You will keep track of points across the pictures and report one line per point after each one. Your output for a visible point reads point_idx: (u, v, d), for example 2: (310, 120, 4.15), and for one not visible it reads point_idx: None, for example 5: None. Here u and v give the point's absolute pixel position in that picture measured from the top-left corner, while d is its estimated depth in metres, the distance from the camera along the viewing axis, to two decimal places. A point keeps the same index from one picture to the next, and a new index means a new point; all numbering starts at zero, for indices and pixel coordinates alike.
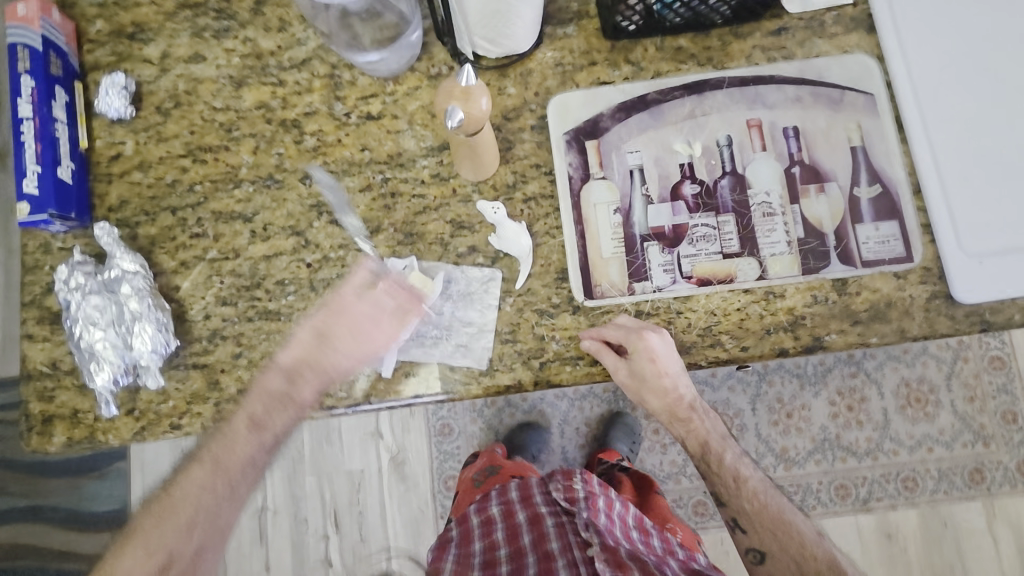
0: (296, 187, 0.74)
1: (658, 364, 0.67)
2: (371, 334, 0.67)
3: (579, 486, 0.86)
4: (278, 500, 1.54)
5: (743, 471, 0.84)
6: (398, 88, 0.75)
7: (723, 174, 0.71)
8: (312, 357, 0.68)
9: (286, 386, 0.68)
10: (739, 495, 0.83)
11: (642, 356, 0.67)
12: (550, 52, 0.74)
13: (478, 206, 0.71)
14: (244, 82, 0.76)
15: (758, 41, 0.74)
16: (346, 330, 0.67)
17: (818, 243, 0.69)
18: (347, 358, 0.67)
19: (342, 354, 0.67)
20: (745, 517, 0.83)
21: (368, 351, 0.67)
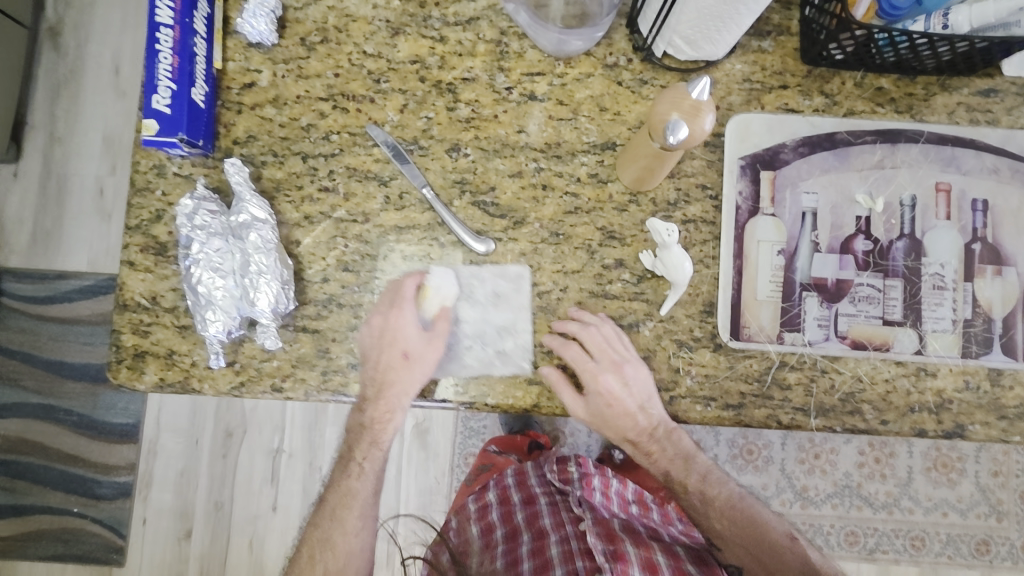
0: (440, 158, 0.68)
1: (614, 400, 0.66)
2: (407, 331, 0.65)
3: (573, 468, 0.87)
4: (296, 444, 1.43)
5: (714, 491, 0.75)
6: (569, 72, 0.69)
7: (901, 236, 0.66)
8: (373, 369, 0.65)
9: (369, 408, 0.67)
10: (708, 515, 0.75)
11: (600, 391, 0.65)
12: (740, 64, 0.68)
13: (651, 222, 0.63)
14: (401, 31, 0.69)
15: (964, 99, 0.68)
16: (381, 342, 0.65)
17: (984, 328, 0.65)
18: (399, 355, 0.65)
19: (389, 357, 0.65)
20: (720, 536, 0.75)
21: (422, 345, 0.64)
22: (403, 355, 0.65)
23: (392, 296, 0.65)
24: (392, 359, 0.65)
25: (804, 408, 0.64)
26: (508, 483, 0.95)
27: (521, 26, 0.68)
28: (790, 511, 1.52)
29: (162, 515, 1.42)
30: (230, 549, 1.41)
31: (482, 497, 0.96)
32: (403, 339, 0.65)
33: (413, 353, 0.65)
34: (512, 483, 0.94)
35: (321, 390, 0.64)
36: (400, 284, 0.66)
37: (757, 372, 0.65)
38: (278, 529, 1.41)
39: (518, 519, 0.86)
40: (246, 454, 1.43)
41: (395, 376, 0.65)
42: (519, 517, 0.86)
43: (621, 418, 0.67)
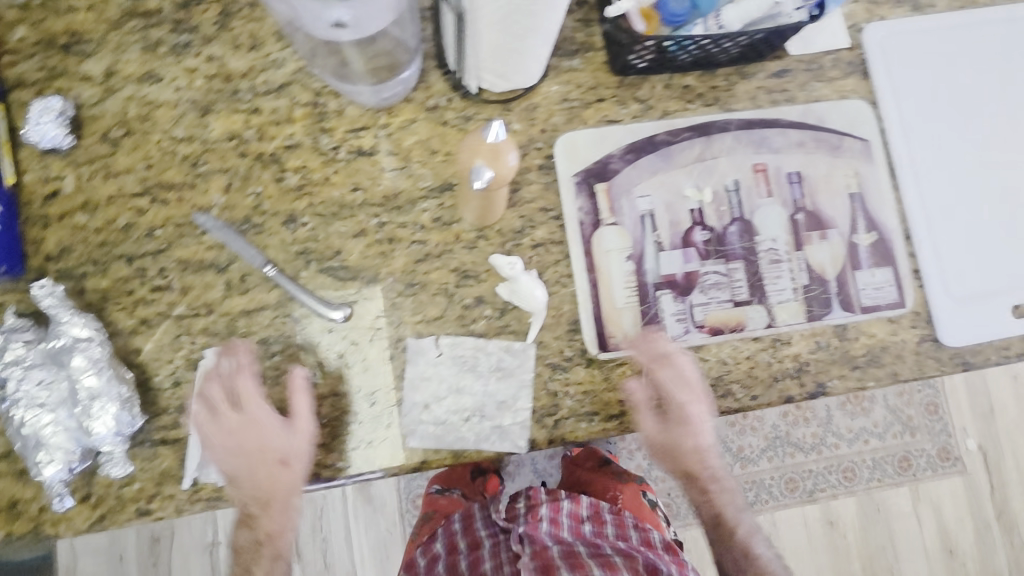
0: (278, 232, 0.65)
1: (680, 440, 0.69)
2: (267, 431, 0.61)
3: (522, 504, 0.86)
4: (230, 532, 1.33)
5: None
6: (394, 121, 0.68)
7: (733, 220, 0.70)
8: (254, 479, 0.63)
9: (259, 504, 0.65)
10: (747, 574, 0.78)
11: (678, 416, 0.67)
12: (556, 86, 0.71)
13: (494, 259, 0.65)
14: (210, 108, 0.66)
15: (762, 83, 0.73)
16: (229, 446, 0.61)
17: (821, 289, 0.70)
18: (278, 463, 0.62)
19: (257, 467, 0.62)
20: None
21: (285, 433, 0.61)
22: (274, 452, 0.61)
23: (208, 394, 0.61)
24: (272, 467, 0.62)
25: (680, 401, 0.67)
26: (455, 530, 0.92)
27: (333, 84, 0.67)
28: None
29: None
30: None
31: (430, 549, 0.91)
32: (261, 437, 0.62)
33: (278, 456, 0.61)
34: (457, 531, 0.91)
35: (193, 501, 0.61)
36: (218, 371, 0.62)
37: (630, 377, 0.67)
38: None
39: (460, 567, 0.83)
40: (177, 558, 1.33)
41: (263, 480, 0.63)
42: (462, 565, 0.83)
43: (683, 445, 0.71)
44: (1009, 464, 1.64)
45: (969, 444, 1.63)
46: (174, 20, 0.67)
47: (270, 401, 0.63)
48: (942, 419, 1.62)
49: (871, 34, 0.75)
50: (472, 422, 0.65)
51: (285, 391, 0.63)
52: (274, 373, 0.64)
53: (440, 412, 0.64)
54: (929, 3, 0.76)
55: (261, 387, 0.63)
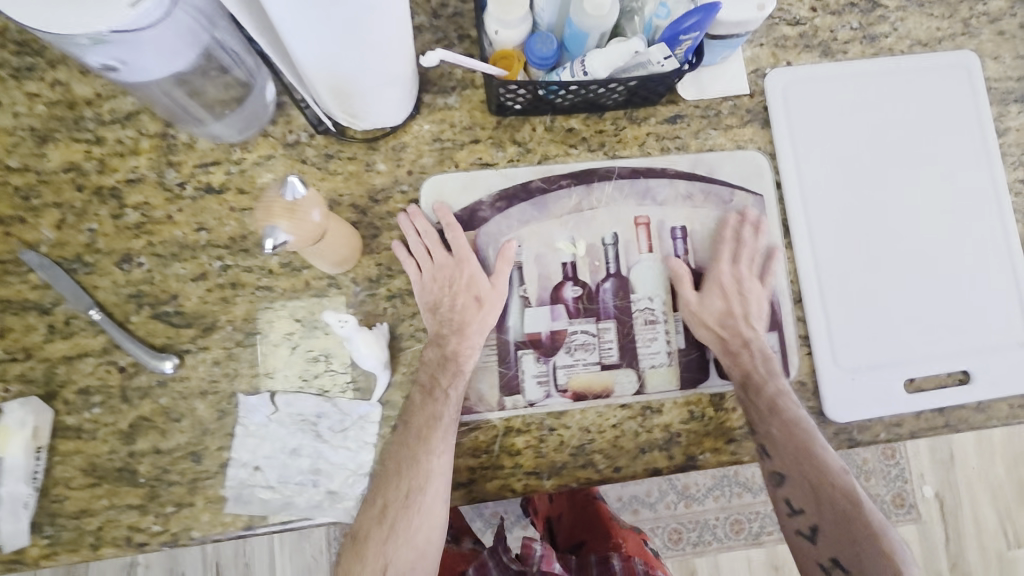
0: (110, 273, 0.61)
1: (746, 292, 0.66)
2: (471, 265, 0.63)
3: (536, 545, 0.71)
4: None
5: (803, 438, 0.62)
6: (247, 156, 0.63)
7: (607, 276, 0.65)
8: (450, 311, 0.62)
9: (439, 351, 0.61)
10: (789, 438, 0.62)
11: (748, 249, 0.66)
12: (428, 124, 0.66)
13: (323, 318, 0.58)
14: (49, 137, 0.62)
15: (653, 128, 0.68)
16: (443, 281, 0.63)
17: (698, 354, 0.65)
18: (471, 300, 0.62)
19: (466, 298, 0.62)
20: (797, 495, 0.63)
21: (469, 263, 0.63)
22: (491, 287, 0.63)
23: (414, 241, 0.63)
24: (464, 305, 0.62)
25: (535, 470, 0.63)
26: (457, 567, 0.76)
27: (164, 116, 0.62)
28: (675, 514, 1.25)
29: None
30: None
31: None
32: (478, 273, 0.63)
33: (486, 297, 0.63)
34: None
35: None
36: (415, 228, 0.64)
37: (484, 444, 0.62)
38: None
39: None
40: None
41: (470, 318, 0.62)
42: None
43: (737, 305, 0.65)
44: (968, 528, 1.30)
45: (925, 491, 1.29)
46: (19, 41, 0.62)
47: (84, 457, 0.59)
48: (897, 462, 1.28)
49: (774, 80, 0.70)
50: (306, 488, 0.60)
51: (102, 446, 0.59)
52: (91, 426, 0.59)
53: (271, 477, 0.60)
54: (841, 49, 0.71)
55: (75, 440, 0.59)
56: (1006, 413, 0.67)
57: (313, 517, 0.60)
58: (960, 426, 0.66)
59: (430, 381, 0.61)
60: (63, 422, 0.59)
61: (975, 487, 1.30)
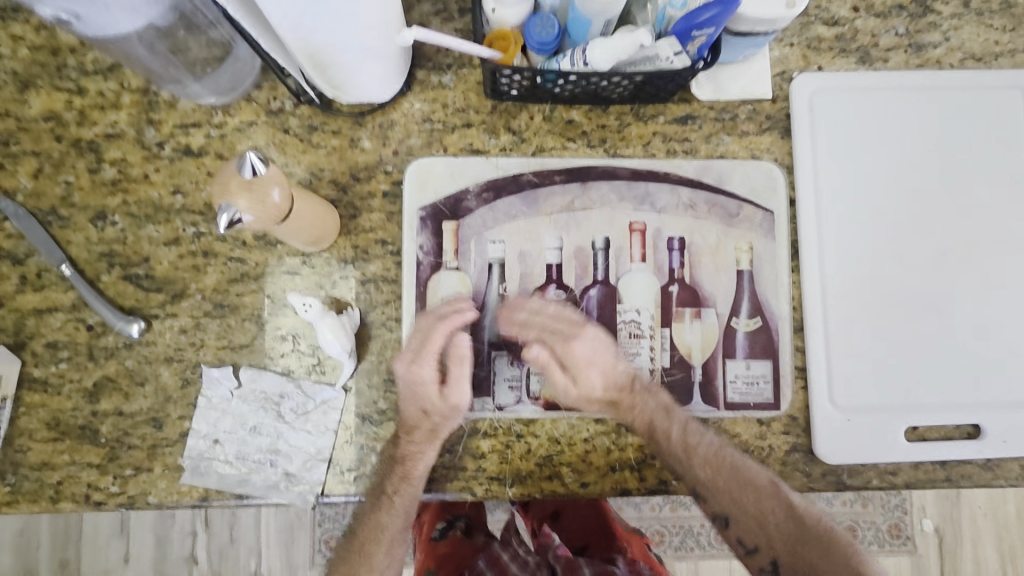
0: (85, 229, 0.60)
1: (599, 340, 0.59)
2: (426, 371, 0.58)
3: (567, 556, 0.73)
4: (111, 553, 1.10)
5: (728, 467, 0.59)
6: (229, 121, 0.61)
7: (594, 283, 0.62)
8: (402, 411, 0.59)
9: (390, 450, 0.59)
10: (708, 473, 0.59)
11: (548, 310, 0.60)
12: (419, 102, 0.62)
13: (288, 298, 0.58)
14: (31, 83, 0.60)
15: (660, 128, 0.63)
16: (403, 382, 0.59)
17: (683, 375, 0.61)
18: (416, 412, 0.59)
19: (414, 406, 0.59)
20: (745, 534, 0.61)
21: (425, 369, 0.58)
22: (442, 398, 0.59)
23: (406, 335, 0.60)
24: (411, 417, 0.59)
25: (499, 476, 0.60)
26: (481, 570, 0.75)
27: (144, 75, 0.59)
28: (659, 517, 1.14)
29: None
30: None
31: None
32: (430, 378, 0.58)
33: (436, 410, 0.59)
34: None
35: None
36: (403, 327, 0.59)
37: (448, 442, 0.60)
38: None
39: None
40: (52, 542, 1.09)
41: (416, 425, 0.59)
42: None
43: (581, 372, 0.59)
44: (967, 569, 1.15)
45: (926, 525, 1.14)
46: None
47: (48, 411, 0.59)
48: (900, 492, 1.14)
49: (802, 86, 0.63)
50: (263, 469, 0.59)
51: (66, 402, 0.59)
52: (56, 381, 0.59)
53: (230, 451, 0.59)
54: (881, 57, 0.64)
55: (41, 393, 0.59)
56: (1016, 473, 0.61)
57: (268, 497, 0.58)
58: (961, 482, 0.61)
59: (378, 483, 0.59)
60: (30, 374, 0.59)
61: (979, 528, 1.15)
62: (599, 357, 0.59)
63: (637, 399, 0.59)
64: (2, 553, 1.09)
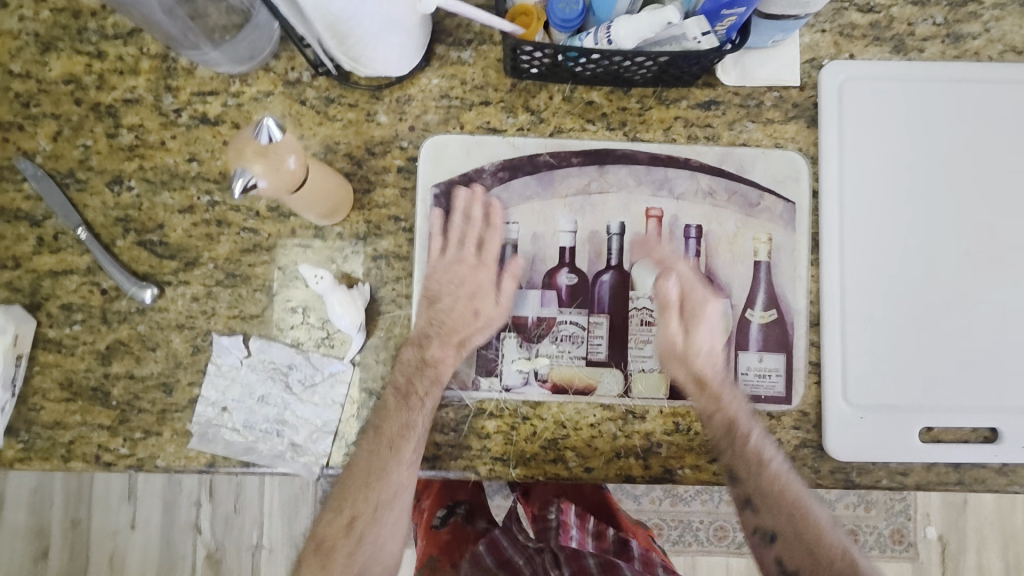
0: (102, 193, 0.60)
1: (712, 318, 0.59)
2: (487, 274, 0.61)
3: (553, 517, 0.78)
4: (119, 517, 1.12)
5: (798, 491, 0.58)
6: (246, 90, 0.61)
7: (607, 268, 0.61)
8: (445, 315, 0.60)
9: (419, 356, 0.59)
10: (773, 487, 0.58)
11: (681, 276, 0.59)
12: (437, 78, 0.61)
13: (300, 270, 0.59)
14: (52, 46, 0.60)
15: (682, 112, 0.62)
16: (450, 280, 0.61)
17: (694, 365, 0.60)
18: (468, 311, 0.60)
19: (464, 307, 0.60)
20: (789, 556, 0.58)
21: (479, 269, 0.61)
22: (495, 305, 0.60)
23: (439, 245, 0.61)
24: (461, 315, 0.60)
25: (503, 457, 0.60)
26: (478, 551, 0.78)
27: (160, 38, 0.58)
28: (658, 510, 1.14)
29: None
30: (88, 573, 1.11)
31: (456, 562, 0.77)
32: (488, 285, 0.61)
33: (485, 313, 0.60)
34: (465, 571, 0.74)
35: None
36: (468, 215, 0.61)
37: (453, 421, 0.60)
38: (137, 552, 1.12)
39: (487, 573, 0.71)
40: (64, 504, 1.12)
41: (461, 327, 0.60)
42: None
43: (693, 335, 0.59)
44: None
45: (930, 532, 1.13)
46: None
47: (62, 371, 0.59)
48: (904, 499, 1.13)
49: (831, 74, 0.61)
50: (269, 438, 0.59)
51: (80, 363, 0.60)
52: (70, 342, 0.60)
53: (238, 420, 0.59)
54: (917, 47, 0.62)
55: (55, 353, 0.60)
56: None
57: (274, 466, 0.59)
58: (974, 485, 0.60)
59: (405, 385, 0.59)
60: (45, 334, 0.60)
61: (985, 538, 1.13)
62: (713, 330, 0.59)
63: (716, 381, 0.59)
64: (15, 512, 1.11)
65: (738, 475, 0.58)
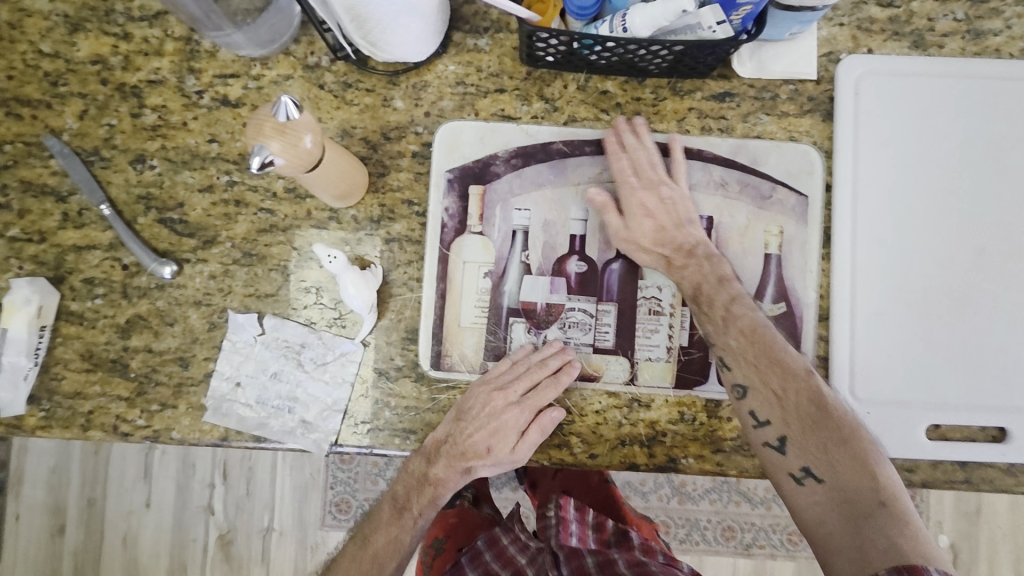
0: (125, 171, 0.62)
1: (670, 198, 0.60)
2: (517, 417, 0.59)
3: (551, 513, 0.75)
4: (133, 498, 1.15)
5: (767, 339, 0.57)
6: (266, 74, 0.62)
7: (617, 257, 0.62)
8: (465, 441, 0.60)
9: (426, 466, 0.60)
10: (738, 343, 0.58)
11: (635, 155, 0.60)
12: (453, 65, 0.62)
13: (313, 248, 0.59)
14: (80, 27, 0.62)
15: (696, 103, 0.62)
16: (486, 411, 0.59)
17: (701, 355, 0.61)
18: (484, 445, 0.59)
19: (482, 438, 0.59)
20: (762, 406, 0.57)
21: (515, 410, 0.59)
22: (511, 451, 0.59)
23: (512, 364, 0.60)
24: (476, 444, 0.60)
25: None
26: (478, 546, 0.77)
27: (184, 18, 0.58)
28: (666, 507, 1.14)
29: (15, 538, 1.15)
30: (103, 551, 1.14)
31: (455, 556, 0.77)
32: (515, 429, 0.59)
33: (497, 452, 0.59)
34: (464, 564, 0.74)
35: None
36: (542, 363, 0.60)
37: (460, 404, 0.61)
38: (151, 530, 1.14)
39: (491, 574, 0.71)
40: (81, 482, 1.15)
41: (471, 452, 0.60)
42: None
43: (646, 212, 0.60)
44: None
45: (940, 540, 1.12)
46: None
47: (83, 343, 0.61)
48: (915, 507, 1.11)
49: (849, 68, 0.61)
50: (281, 415, 0.61)
51: (100, 336, 0.61)
52: (92, 315, 0.61)
53: (250, 395, 0.61)
54: (936, 42, 0.62)
55: (77, 326, 0.61)
56: None
57: (284, 441, 0.60)
58: (981, 485, 0.59)
59: (403, 497, 0.62)
60: (68, 307, 0.61)
61: (998, 549, 1.12)
62: (671, 208, 0.60)
63: (722, 293, 0.58)
64: (34, 487, 1.15)
65: (752, 389, 0.57)
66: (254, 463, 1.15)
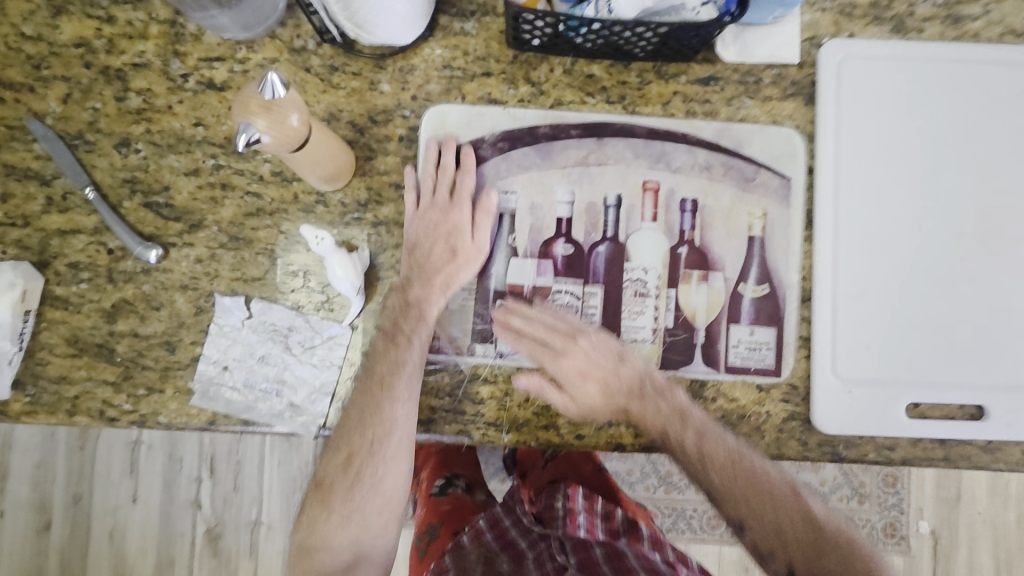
0: (109, 154, 0.62)
1: (595, 345, 0.60)
2: (457, 216, 0.61)
3: (559, 504, 0.76)
4: (120, 492, 1.14)
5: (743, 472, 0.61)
6: (252, 57, 0.62)
7: (603, 239, 0.62)
8: (425, 257, 0.61)
9: (401, 298, 0.61)
10: (721, 478, 0.61)
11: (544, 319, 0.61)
12: (440, 49, 0.62)
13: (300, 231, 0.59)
14: (63, 9, 0.62)
15: (682, 87, 0.62)
16: (433, 222, 0.61)
17: (686, 337, 0.61)
18: (447, 250, 0.61)
19: (443, 246, 0.61)
20: (763, 538, 0.62)
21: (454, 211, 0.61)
22: (472, 242, 0.61)
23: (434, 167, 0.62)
24: (440, 254, 0.61)
25: (496, 422, 0.61)
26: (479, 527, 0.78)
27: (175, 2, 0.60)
28: (653, 497, 1.14)
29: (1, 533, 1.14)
30: (91, 545, 1.14)
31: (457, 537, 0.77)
32: (464, 224, 0.61)
33: (464, 251, 0.61)
34: (466, 542, 0.75)
35: None
36: (444, 163, 0.62)
37: (448, 386, 0.61)
38: (138, 525, 1.14)
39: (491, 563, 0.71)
40: (67, 476, 1.14)
41: (440, 266, 0.61)
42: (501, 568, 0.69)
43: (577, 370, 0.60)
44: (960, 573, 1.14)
45: (922, 526, 1.13)
46: None
47: (68, 328, 0.61)
48: (899, 493, 1.13)
49: (832, 52, 0.62)
50: (269, 399, 0.61)
51: (85, 321, 0.61)
52: (77, 300, 0.61)
53: (238, 379, 0.61)
54: (916, 27, 0.63)
55: (62, 311, 0.61)
56: (1016, 458, 0.61)
57: (273, 425, 0.60)
58: (960, 462, 0.61)
59: (392, 327, 0.60)
60: (52, 291, 0.61)
61: (977, 533, 1.14)
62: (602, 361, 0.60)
63: (687, 430, 0.59)
64: (19, 483, 1.13)
65: (750, 525, 0.62)
66: (242, 456, 1.14)
